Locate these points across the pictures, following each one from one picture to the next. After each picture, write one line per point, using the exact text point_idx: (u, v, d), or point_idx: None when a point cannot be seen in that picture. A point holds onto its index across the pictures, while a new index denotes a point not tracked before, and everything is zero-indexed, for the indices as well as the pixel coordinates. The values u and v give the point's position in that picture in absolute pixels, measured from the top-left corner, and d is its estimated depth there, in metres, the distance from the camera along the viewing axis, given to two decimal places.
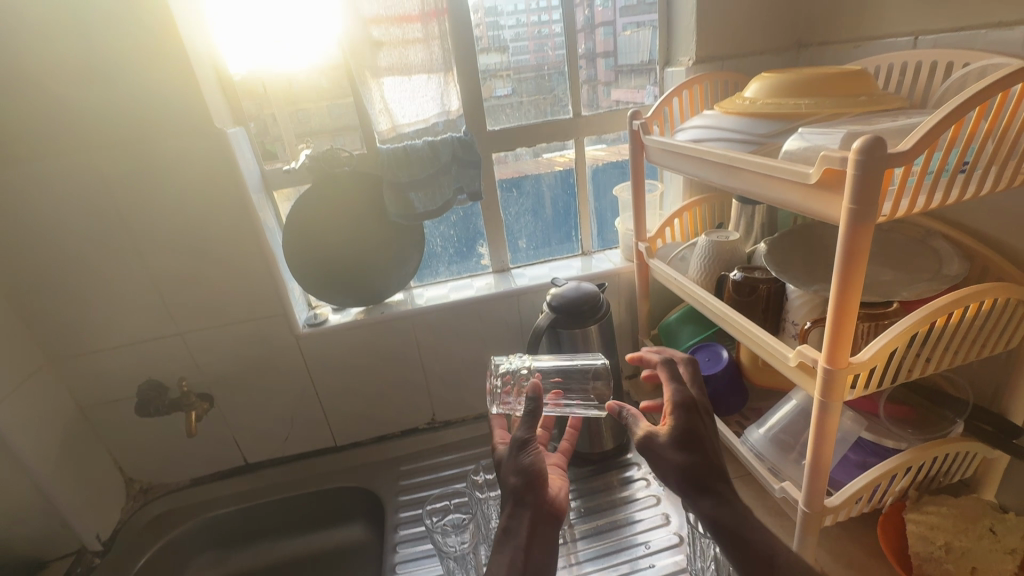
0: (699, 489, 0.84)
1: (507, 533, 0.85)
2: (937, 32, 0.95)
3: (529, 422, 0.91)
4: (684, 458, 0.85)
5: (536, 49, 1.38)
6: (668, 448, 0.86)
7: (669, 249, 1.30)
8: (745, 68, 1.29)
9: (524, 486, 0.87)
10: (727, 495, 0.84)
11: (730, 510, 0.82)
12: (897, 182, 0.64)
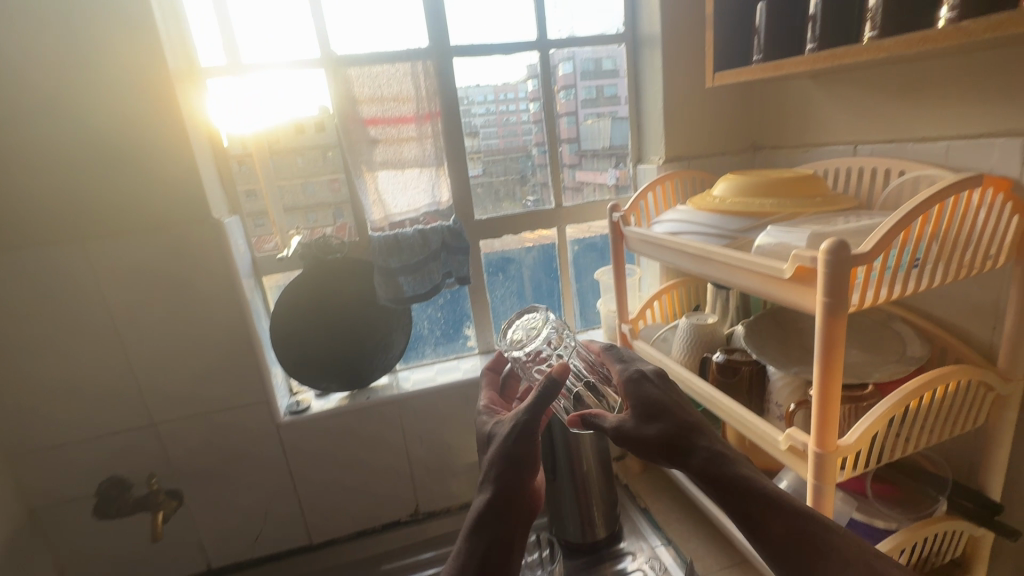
0: (698, 466, 0.76)
1: (478, 524, 0.77)
2: (872, 143, 1.10)
3: (536, 409, 0.79)
4: (660, 430, 0.79)
5: (504, 133, 1.43)
6: (642, 425, 0.80)
7: (651, 331, 1.35)
8: (711, 166, 1.42)
9: (505, 473, 0.78)
10: (741, 469, 0.74)
11: (741, 481, 0.73)
12: (862, 278, 0.71)
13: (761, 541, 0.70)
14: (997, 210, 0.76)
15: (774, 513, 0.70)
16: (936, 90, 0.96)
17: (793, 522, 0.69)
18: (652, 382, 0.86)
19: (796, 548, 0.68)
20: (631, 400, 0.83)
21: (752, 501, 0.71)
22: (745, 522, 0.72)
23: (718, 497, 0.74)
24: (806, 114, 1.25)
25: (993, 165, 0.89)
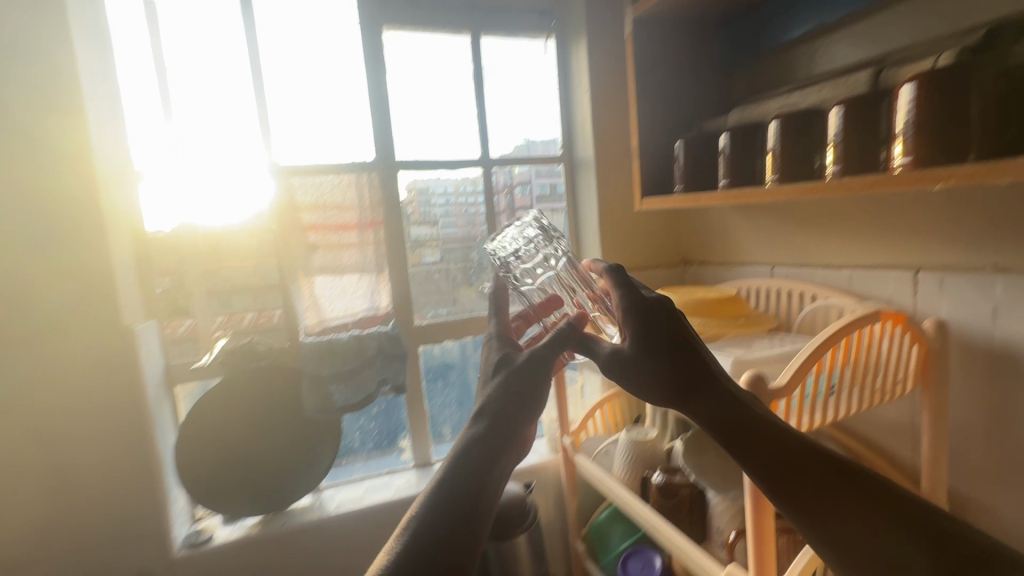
0: (716, 415, 0.60)
1: (446, 487, 0.50)
2: (786, 266, 1.18)
3: (554, 345, 0.62)
4: (659, 371, 0.63)
5: (463, 222, 1.44)
6: (640, 366, 0.63)
7: (593, 443, 1.31)
8: (645, 278, 1.48)
9: (498, 412, 0.57)
10: (770, 420, 0.60)
11: (769, 433, 0.59)
12: (783, 408, 0.73)
13: (793, 510, 0.56)
14: (899, 339, 0.81)
15: (809, 476, 0.56)
16: (833, 223, 1.07)
17: (834, 480, 0.55)
18: (666, 309, 0.65)
19: (835, 522, 0.54)
20: (630, 331, 0.63)
21: (783, 455, 0.57)
22: (774, 483, 0.57)
23: (740, 448, 0.58)
24: (726, 235, 1.35)
25: (891, 294, 0.97)
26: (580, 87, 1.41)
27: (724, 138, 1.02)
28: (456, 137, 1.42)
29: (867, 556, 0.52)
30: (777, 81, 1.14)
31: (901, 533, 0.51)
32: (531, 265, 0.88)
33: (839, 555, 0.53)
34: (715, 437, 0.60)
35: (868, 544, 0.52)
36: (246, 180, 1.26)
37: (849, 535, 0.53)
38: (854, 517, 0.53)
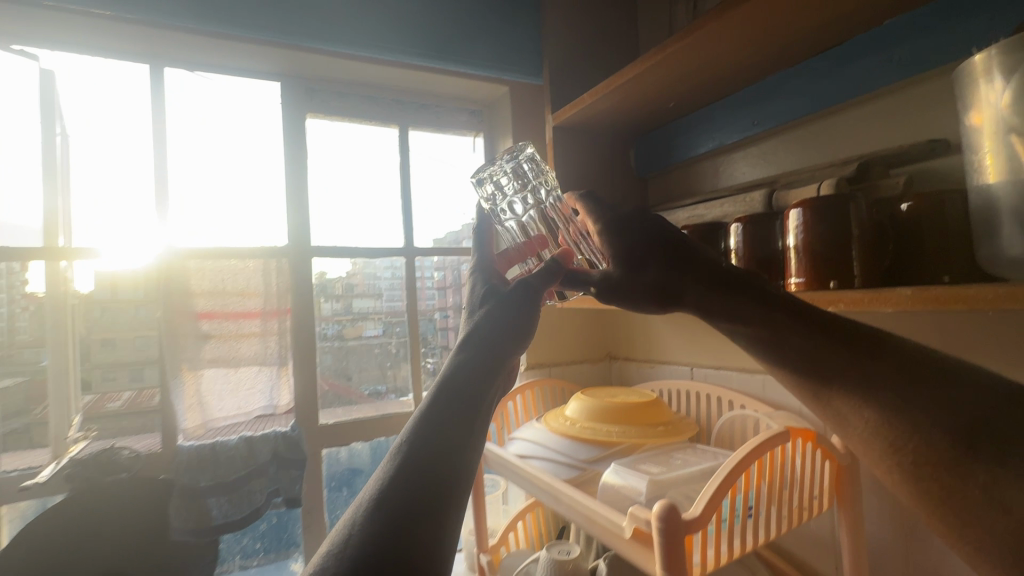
0: (726, 302, 0.63)
1: (433, 411, 0.52)
2: (706, 366, 1.17)
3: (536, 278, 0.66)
4: (664, 257, 0.68)
5: (409, 294, 1.42)
6: (646, 272, 0.69)
7: (513, 561, 1.17)
8: (570, 373, 1.44)
9: (481, 342, 0.60)
10: (797, 305, 0.59)
11: (793, 319, 0.58)
12: (699, 539, 0.67)
13: (822, 386, 0.54)
14: (811, 456, 0.78)
15: (844, 354, 0.54)
16: (744, 328, 1.08)
17: (869, 358, 0.52)
18: (666, 226, 0.70)
19: (864, 396, 0.51)
20: (625, 245, 0.70)
21: (811, 337, 0.56)
22: (802, 364, 0.56)
23: (757, 335, 0.60)
24: (647, 331, 1.35)
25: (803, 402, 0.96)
26: None
27: None
28: (376, 224, 1.39)
29: (893, 424, 0.49)
30: (689, 189, 1.21)
31: (949, 404, 0.47)
32: (519, 195, 0.88)
33: (857, 423, 0.52)
34: (729, 330, 0.63)
35: (898, 410, 0.49)
36: (129, 261, 1.13)
37: (871, 410, 0.51)
38: (888, 389, 0.50)
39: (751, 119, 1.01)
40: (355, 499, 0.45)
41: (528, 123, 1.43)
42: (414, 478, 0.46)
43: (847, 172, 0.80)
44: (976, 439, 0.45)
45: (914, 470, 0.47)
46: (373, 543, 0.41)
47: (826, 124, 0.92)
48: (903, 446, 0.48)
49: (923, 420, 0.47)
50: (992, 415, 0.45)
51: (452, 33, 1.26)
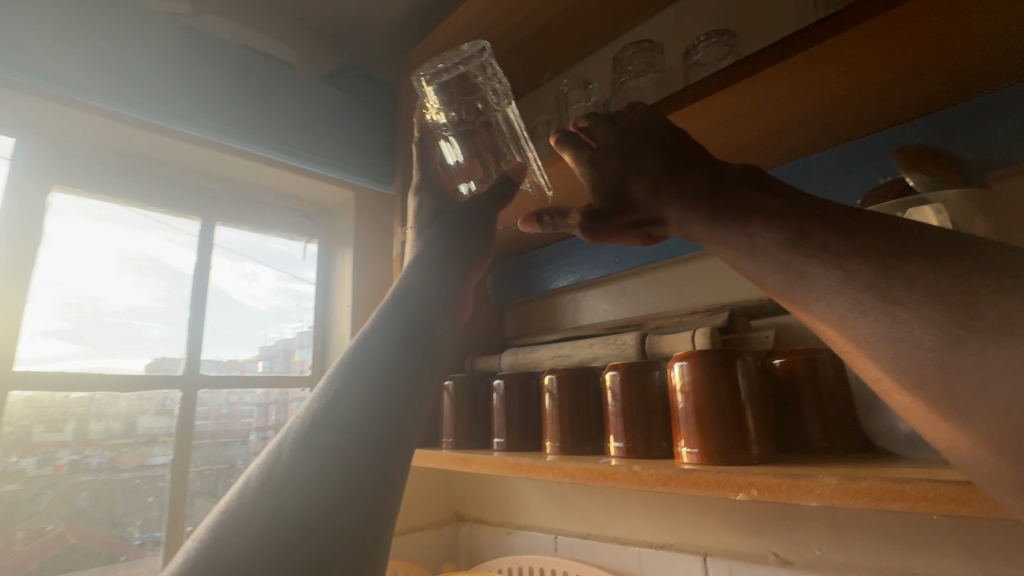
0: (704, 201, 0.45)
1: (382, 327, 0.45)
2: (571, 535, 0.98)
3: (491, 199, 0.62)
4: (654, 172, 0.48)
5: (217, 411, 1.06)
6: (624, 189, 0.51)
7: None
8: (405, 545, 1.12)
9: (436, 263, 0.54)
10: (772, 189, 0.42)
11: (767, 210, 0.41)
12: None
13: (794, 289, 0.39)
14: None
15: (821, 240, 0.37)
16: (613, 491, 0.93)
17: (855, 242, 0.36)
18: (650, 129, 0.52)
19: (846, 296, 0.36)
20: (604, 165, 0.52)
21: (781, 226, 0.39)
22: (770, 263, 0.40)
23: (725, 233, 0.43)
24: (501, 485, 1.13)
25: None
26: (344, 300, 1.21)
27: (498, 384, 0.88)
28: (145, 330, 1.01)
29: (879, 329, 0.34)
30: (549, 324, 1.12)
31: (961, 291, 0.31)
32: (460, 103, 0.69)
33: (846, 333, 0.36)
34: (703, 235, 0.45)
35: (887, 310, 0.33)
36: None
37: (851, 315, 0.35)
38: (877, 286, 0.34)
39: (613, 257, 0.98)
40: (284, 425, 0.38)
41: (375, 234, 1.25)
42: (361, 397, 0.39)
43: (715, 321, 0.75)
44: (1003, 342, 0.29)
45: (914, 392, 0.33)
46: (311, 470, 0.34)
47: (682, 269, 0.91)
48: (895, 360, 0.34)
49: (923, 325, 0.32)
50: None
51: (288, 123, 1.07)
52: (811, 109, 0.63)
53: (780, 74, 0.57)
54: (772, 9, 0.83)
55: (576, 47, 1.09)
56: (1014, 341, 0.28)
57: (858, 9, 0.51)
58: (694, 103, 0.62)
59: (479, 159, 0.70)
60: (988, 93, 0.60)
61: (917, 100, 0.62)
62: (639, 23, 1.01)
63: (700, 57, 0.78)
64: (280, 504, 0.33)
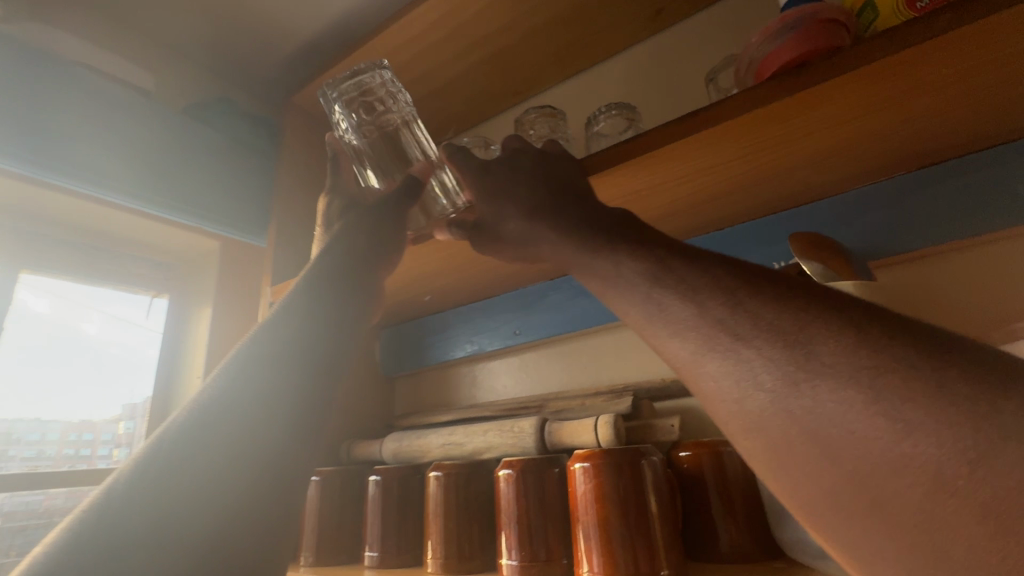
0: (574, 227, 0.45)
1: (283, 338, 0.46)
2: None
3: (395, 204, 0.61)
4: (524, 194, 0.50)
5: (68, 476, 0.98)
6: (498, 213, 0.52)
7: None
8: None
9: (337, 262, 0.54)
10: (635, 223, 0.42)
11: (631, 241, 0.40)
12: None
13: (649, 322, 0.36)
14: None
15: (678, 271, 0.36)
16: None
17: (709, 275, 0.34)
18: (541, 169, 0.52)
19: (695, 330, 0.33)
20: (486, 186, 0.53)
21: (644, 257, 0.38)
22: (630, 293, 0.38)
23: (592, 257, 0.42)
24: None
25: None
26: (197, 367, 1.01)
27: (374, 480, 0.74)
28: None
29: (726, 368, 0.32)
30: (444, 400, 1.00)
31: (798, 329, 0.30)
32: (362, 114, 0.71)
33: (723, 380, 0.32)
34: (572, 257, 0.44)
35: (734, 347, 0.31)
36: None
37: (701, 351, 0.33)
38: (725, 320, 0.32)
39: (514, 328, 0.91)
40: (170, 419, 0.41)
41: (241, 288, 1.07)
42: (251, 402, 0.42)
43: (619, 406, 0.69)
44: (836, 387, 0.28)
45: (758, 439, 0.30)
46: (210, 476, 0.38)
47: (584, 344, 0.86)
48: (743, 402, 0.31)
49: (766, 364, 0.30)
50: (854, 338, 0.28)
51: (127, 157, 0.89)
52: (711, 190, 0.63)
53: (682, 153, 0.55)
54: (669, 88, 0.84)
55: (477, 105, 1.05)
56: (849, 386, 0.27)
57: (752, 94, 0.50)
58: (600, 175, 0.58)
59: (389, 164, 0.69)
60: (868, 186, 0.63)
61: (807, 187, 0.63)
62: (543, 88, 1.00)
63: (601, 127, 0.76)
64: (218, 460, 0.39)
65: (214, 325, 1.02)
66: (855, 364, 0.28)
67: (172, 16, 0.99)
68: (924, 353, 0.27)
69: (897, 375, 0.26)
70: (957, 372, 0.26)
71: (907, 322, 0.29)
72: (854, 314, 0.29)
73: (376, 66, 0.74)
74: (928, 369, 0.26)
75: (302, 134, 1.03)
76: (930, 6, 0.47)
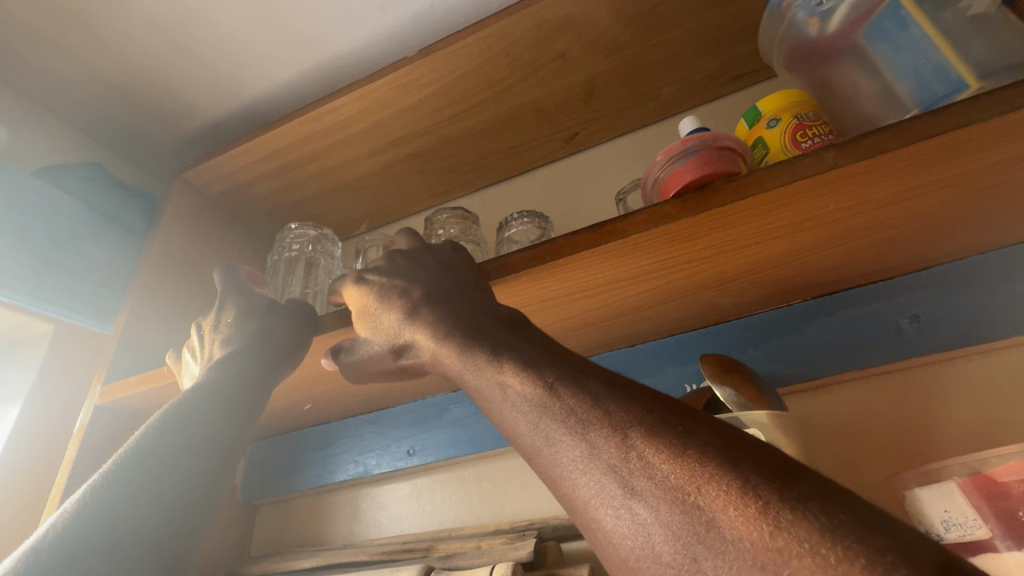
0: (459, 331, 0.45)
1: (160, 453, 0.52)
2: None
3: (294, 329, 0.64)
4: (411, 291, 0.50)
5: None
6: (382, 319, 0.50)
7: None
8: None
9: (239, 349, 0.62)
10: (531, 337, 0.43)
11: (521, 357, 0.41)
12: None
13: (539, 454, 0.37)
14: None
15: (567, 401, 0.37)
16: None
17: (621, 411, 0.35)
18: (455, 270, 0.52)
19: (590, 476, 0.34)
20: (381, 282, 0.52)
21: (533, 380, 0.39)
22: (522, 420, 0.38)
23: (477, 378, 0.42)
24: None
25: None
26: None
27: None
28: None
29: (622, 523, 0.32)
30: (311, 536, 0.82)
31: (695, 490, 0.31)
32: (291, 261, 0.87)
33: (613, 525, 0.32)
34: (456, 365, 0.44)
35: (628, 503, 0.32)
36: None
37: (596, 502, 0.33)
38: (618, 469, 0.33)
39: (408, 446, 0.78)
40: (76, 494, 0.48)
41: (67, 385, 0.86)
42: (185, 453, 0.52)
43: (520, 553, 0.58)
44: (738, 563, 0.28)
45: None
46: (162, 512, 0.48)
47: (486, 470, 0.75)
48: (637, 550, 0.31)
49: (662, 529, 0.31)
50: (756, 509, 0.29)
51: None
52: (619, 309, 0.60)
53: (589, 264, 0.52)
54: (582, 204, 0.85)
55: (389, 203, 1.01)
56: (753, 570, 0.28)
57: (657, 210, 0.49)
58: (504, 279, 0.54)
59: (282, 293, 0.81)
60: (771, 311, 0.62)
61: (714, 309, 0.62)
62: (461, 194, 0.98)
63: (512, 233, 0.74)
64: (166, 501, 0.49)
65: (14, 431, 0.79)
66: (756, 540, 0.28)
67: (56, 75, 0.92)
68: (824, 536, 0.28)
69: (801, 561, 0.27)
70: (855, 562, 0.27)
71: (798, 487, 0.30)
72: (750, 474, 0.31)
73: (331, 236, 0.92)
74: (827, 552, 0.27)
75: (187, 212, 0.93)
76: (813, 145, 0.50)
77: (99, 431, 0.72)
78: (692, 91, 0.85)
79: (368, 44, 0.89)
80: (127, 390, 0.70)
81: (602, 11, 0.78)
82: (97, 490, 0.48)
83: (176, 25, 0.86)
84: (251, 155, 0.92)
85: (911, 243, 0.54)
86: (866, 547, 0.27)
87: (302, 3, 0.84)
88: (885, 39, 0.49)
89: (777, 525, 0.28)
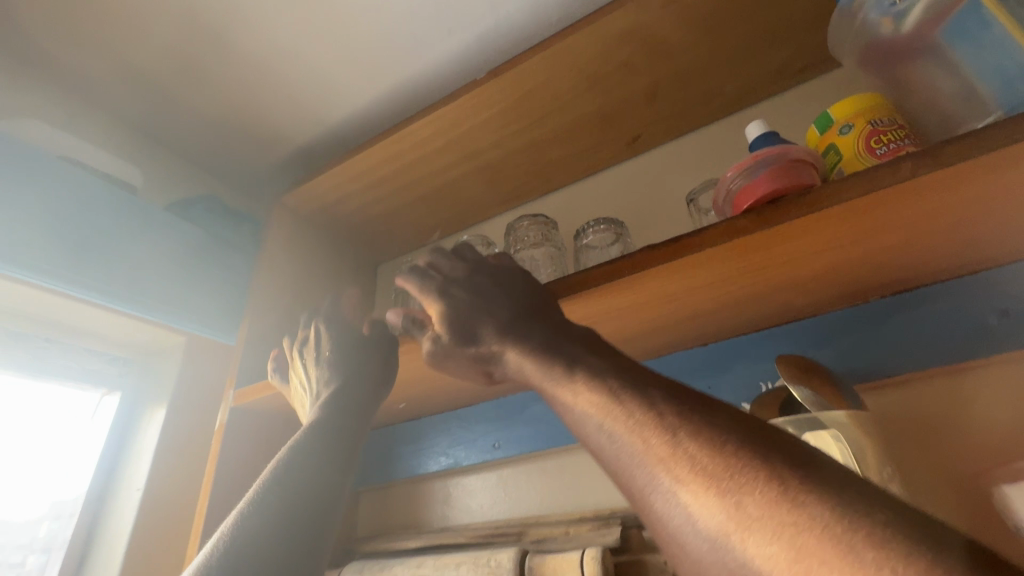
0: (533, 343, 0.49)
1: (295, 470, 0.62)
2: None
3: (383, 359, 0.75)
4: (490, 310, 0.53)
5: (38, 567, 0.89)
6: (467, 325, 0.54)
7: None
8: None
9: (342, 381, 0.72)
10: (593, 345, 0.46)
11: (582, 365, 0.43)
12: None
13: (603, 451, 0.39)
14: None
15: (626, 404, 0.38)
16: None
17: (672, 407, 0.37)
18: (534, 287, 0.56)
19: (641, 467, 0.36)
20: (469, 294, 0.56)
21: (598, 385, 0.41)
22: (588, 420, 0.40)
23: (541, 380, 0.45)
24: None
25: None
26: (137, 478, 0.91)
27: None
28: None
29: (670, 506, 0.34)
30: (410, 518, 0.91)
31: (727, 477, 0.32)
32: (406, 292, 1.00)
33: (663, 513, 0.34)
34: (535, 373, 0.47)
35: (674, 488, 0.34)
36: None
37: (648, 487, 0.35)
38: (664, 459, 0.35)
39: (493, 440, 0.86)
40: (236, 510, 0.58)
41: (205, 387, 1.00)
42: (313, 467, 0.63)
43: (607, 538, 0.66)
44: (762, 539, 0.30)
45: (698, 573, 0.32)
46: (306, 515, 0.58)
47: (564, 463, 0.80)
48: (681, 534, 0.33)
49: (700, 510, 0.32)
50: (778, 491, 0.30)
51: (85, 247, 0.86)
52: (685, 311, 0.63)
53: (670, 271, 0.55)
54: (649, 204, 0.88)
55: (461, 211, 1.08)
56: (772, 541, 0.29)
57: (732, 224, 0.52)
58: (590, 290, 0.58)
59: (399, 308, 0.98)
60: (849, 308, 0.63)
61: (790, 307, 0.64)
62: (529, 200, 1.04)
63: (590, 239, 0.80)
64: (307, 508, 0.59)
65: (165, 426, 0.93)
66: (775, 517, 0.30)
67: (172, 120, 1.05)
68: (840, 516, 0.29)
69: (814, 533, 0.29)
70: (861, 532, 0.28)
71: (826, 474, 0.31)
72: (777, 461, 0.32)
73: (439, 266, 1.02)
74: (838, 526, 0.28)
75: (286, 230, 1.04)
76: (889, 152, 0.51)
77: (234, 427, 0.84)
78: (756, 86, 0.85)
79: (438, 67, 0.95)
80: (258, 393, 0.81)
81: (664, 18, 0.79)
82: (257, 503, 0.58)
83: (271, 65, 0.95)
84: (338, 178, 1.01)
85: (999, 238, 0.53)
86: (876, 522, 0.28)
87: (378, 34, 0.91)
88: (966, 40, 0.49)
89: (796, 503, 0.30)
